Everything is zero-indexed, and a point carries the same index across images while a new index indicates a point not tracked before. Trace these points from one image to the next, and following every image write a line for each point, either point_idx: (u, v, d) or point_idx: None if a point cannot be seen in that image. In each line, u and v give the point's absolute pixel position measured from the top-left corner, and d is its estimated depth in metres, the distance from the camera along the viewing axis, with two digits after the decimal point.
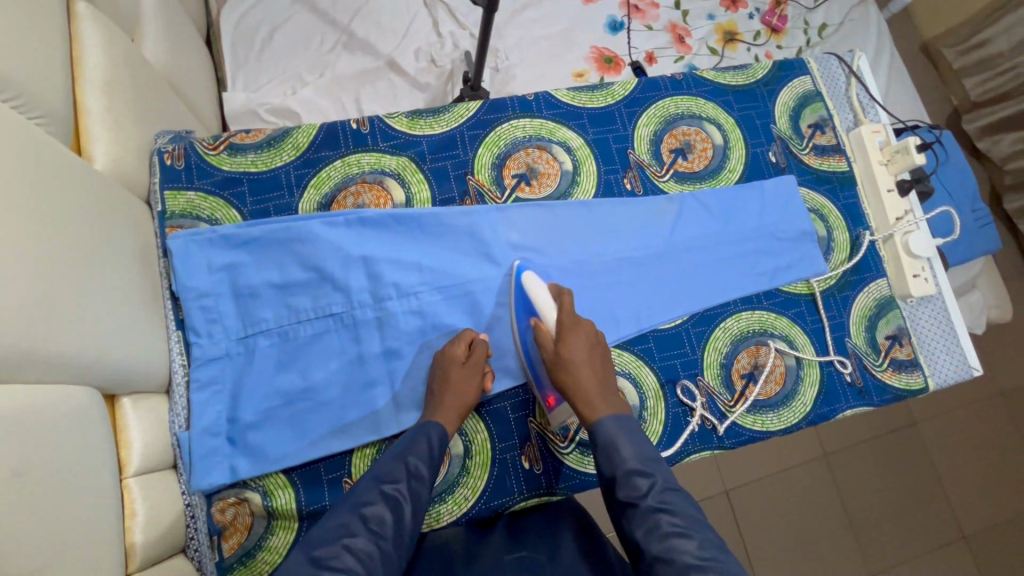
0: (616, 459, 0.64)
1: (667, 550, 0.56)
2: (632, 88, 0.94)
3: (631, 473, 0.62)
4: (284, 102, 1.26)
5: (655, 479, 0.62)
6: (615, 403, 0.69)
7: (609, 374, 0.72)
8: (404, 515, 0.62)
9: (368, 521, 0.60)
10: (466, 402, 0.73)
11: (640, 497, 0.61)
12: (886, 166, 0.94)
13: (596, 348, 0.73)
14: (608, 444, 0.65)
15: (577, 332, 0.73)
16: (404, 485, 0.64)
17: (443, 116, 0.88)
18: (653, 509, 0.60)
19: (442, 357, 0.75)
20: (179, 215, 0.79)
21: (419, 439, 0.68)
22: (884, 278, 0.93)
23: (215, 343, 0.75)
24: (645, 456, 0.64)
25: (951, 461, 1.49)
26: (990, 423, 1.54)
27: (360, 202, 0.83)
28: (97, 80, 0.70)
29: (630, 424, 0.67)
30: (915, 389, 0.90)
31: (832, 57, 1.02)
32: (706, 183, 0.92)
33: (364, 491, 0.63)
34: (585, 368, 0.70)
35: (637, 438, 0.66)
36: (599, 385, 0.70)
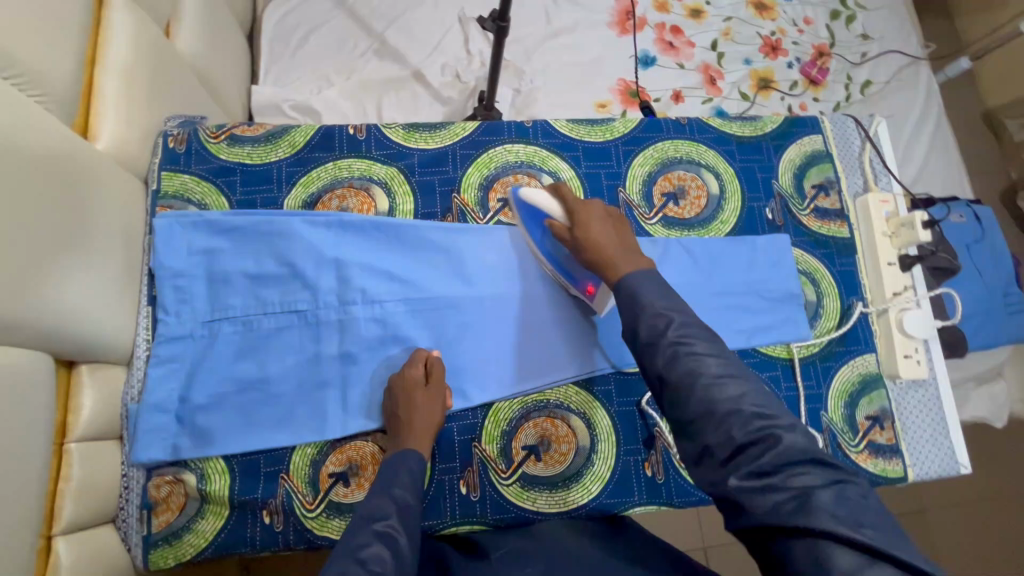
0: (640, 307, 0.63)
1: (688, 371, 0.57)
2: (632, 127, 0.93)
3: (654, 314, 0.62)
4: (308, 99, 1.31)
5: (675, 317, 0.61)
6: (642, 262, 0.70)
7: (627, 238, 0.74)
8: (400, 547, 0.59)
9: (368, 562, 0.55)
10: (430, 428, 0.73)
11: (661, 335, 0.60)
12: (890, 238, 0.91)
13: (609, 221, 0.76)
14: (636, 292, 0.65)
15: (588, 210, 0.75)
16: (395, 519, 0.61)
17: (438, 132, 0.89)
18: (674, 343, 0.59)
19: (399, 384, 0.75)
20: (172, 195, 0.83)
21: (399, 475, 0.67)
22: (873, 354, 0.88)
23: (181, 323, 0.77)
24: (667, 297, 0.64)
25: (955, 555, 1.44)
26: (999, 526, 1.49)
27: (344, 205, 0.85)
28: (114, 65, 0.75)
29: (657, 275, 0.67)
30: (892, 477, 0.84)
31: (849, 119, 0.98)
32: (695, 232, 0.90)
33: (354, 535, 0.58)
34: (604, 238, 0.72)
35: (663, 286, 0.66)
36: (622, 249, 0.72)
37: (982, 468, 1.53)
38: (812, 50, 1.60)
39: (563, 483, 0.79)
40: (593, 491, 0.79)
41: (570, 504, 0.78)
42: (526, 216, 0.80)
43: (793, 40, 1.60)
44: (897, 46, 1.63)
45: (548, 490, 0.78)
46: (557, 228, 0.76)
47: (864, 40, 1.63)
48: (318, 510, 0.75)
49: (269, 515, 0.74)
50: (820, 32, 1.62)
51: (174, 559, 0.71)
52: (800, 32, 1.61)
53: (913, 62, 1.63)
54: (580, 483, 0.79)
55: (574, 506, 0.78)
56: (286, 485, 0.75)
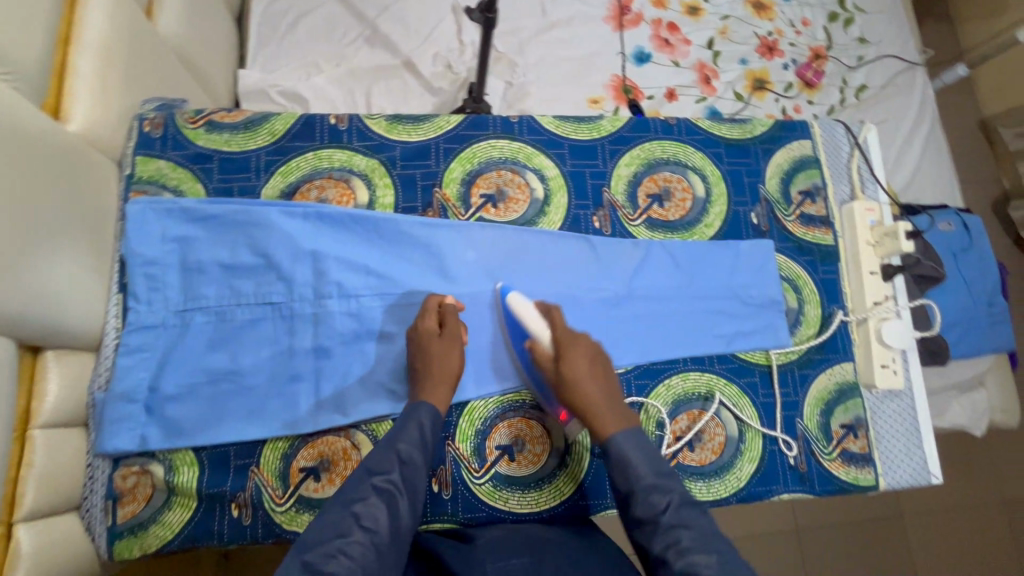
0: (634, 476, 0.65)
1: (687, 565, 0.58)
2: (620, 126, 0.92)
3: (648, 490, 0.64)
4: (295, 86, 1.28)
5: (671, 497, 0.63)
6: (627, 420, 0.70)
7: (612, 384, 0.73)
8: (399, 505, 0.61)
9: (362, 518, 0.58)
10: (451, 373, 0.74)
11: (658, 514, 0.62)
12: (874, 247, 0.90)
13: (595, 360, 0.74)
14: (620, 461, 0.66)
15: (575, 346, 0.73)
16: (397, 475, 0.63)
17: (422, 125, 0.88)
18: (672, 526, 0.61)
19: (415, 334, 0.75)
20: (146, 181, 0.81)
21: (408, 426, 0.67)
22: (851, 363, 0.88)
23: (152, 311, 0.76)
24: (659, 471, 0.66)
25: (930, 558, 1.48)
26: (975, 532, 1.52)
27: (323, 196, 0.84)
28: (89, 44, 0.73)
29: (644, 442, 0.67)
30: (863, 486, 0.84)
31: (839, 125, 0.98)
32: (678, 234, 0.89)
33: (354, 487, 0.62)
34: (590, 385, 0.71)
35: (651, 455, 0.67)
36: (606, 397, 0.71)
37: (959, 475, 1.55)
38: (808, 52, 1.58)
39: (536, 483, 0.79)
40: (567, 492, 0.79)
41: (542, 504, 0.78)
42: (511, 325, 0.80)
43: (790, 41, 1.58)
44: (894, 51, 1.63)
45: (520, 490, 0.78)
46: (542, 355, 0.74)
47: (861, 43, 1.62)
48: (287, 504, 0.74)
49: (237, 508, 0.73)
50: (818, 34, 1.61)
51: (140, 550, 0.71)
52: (797, 33, 1.60)
53: (909, 67, 1.62)
54: (552, 484, 0.79)
55: (546, 507, 0.78)
56: (256, 478, 0.74)
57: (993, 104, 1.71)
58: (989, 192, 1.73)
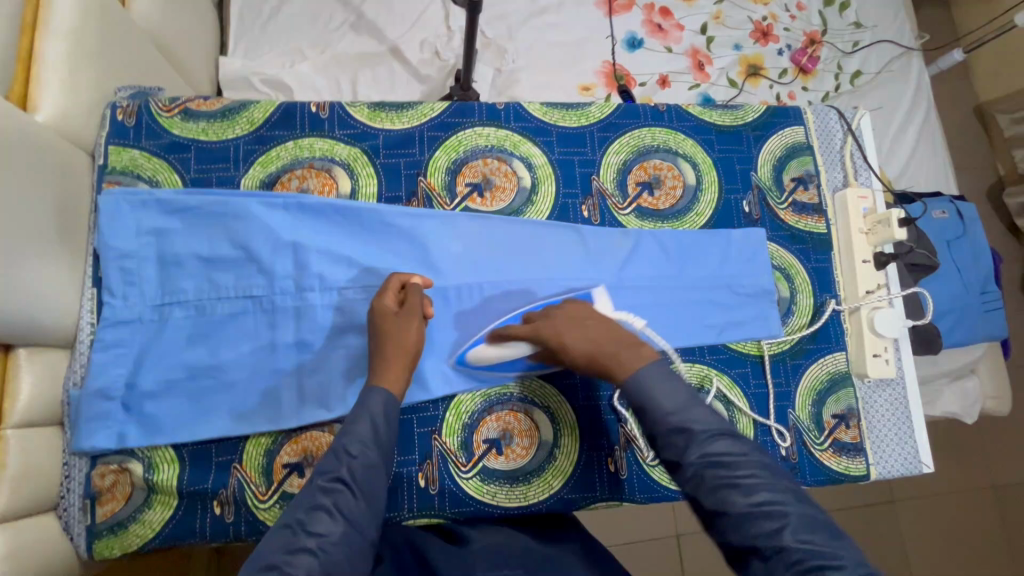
0: (654, 414, 0.58)
1: (718, 503, 0.53)
2: (609, 112, 0.90)
3: (670, 432, 0.57)
4: (279, 74, 1.25)
5: (694, 432, 0.56)
6: (639, 353, 0.62)
7: (608, 328, 0.66)
8: (352, 501, 0.56)
9: (309, 524, 0.53)
10: (407, 346, 0.69)
11: (683, 456, 0.56)
12: (867, 235, 0.89)
13: (575, 318, 0.68)
14: (640, 405, 0.60)
15: (546, 327, 0.68)
16: (347, 471, 0.58)
17: (406, 112, 0.85)
18: (700, 466, 0.55)
19: (375, 315, 0.71)
20: (120, 171, 0.78)
21: (356, 421, 0.62)
22: (843, 353, 0.87)
23: (129, 307, 0.74)
24: (678, 406, 0.58)
25: (923, 543, 1.49)
26: (967, 515, 1.53)
27: (304, 186, 0.81)
28: (57, 29, 0.70)
29: (658, 374, 0.60)
30: (854, 476, 0.84)
31: (833, 111, 0.96)
32: (669, 223, 0.87)
33: (303, 492, 0.56)
34: (581, 346, 0.65)
35: (671, 385, 0.60)
36: (606, 341, 0.64)
37: (952, 461, 1.55)
38: (803, 37, 1.56)
39: (524, 477, 0.78)
40: (555, 486, 0.78)
41: (530, 498, 0.77)
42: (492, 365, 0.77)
43: (785, 26, 1.56)
44: (890, 36, 1.60)
45: (508, 485, 0.77)
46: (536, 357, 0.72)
47: (857, 28, 1.59)
48: (271, 501, 0.73)
49: (220, 506, 0.72)
50: (813, 18, 1.58)
51: (120, 549, 0.70)
52: (792, 18, 1.57)
53: (905, 52, 1.60)
54: (541, 478, 0.78)
55: (534, 501, 0.77)
56: (238, 475, 0.73)
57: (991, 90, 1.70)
58: (984, 179, 1.72)
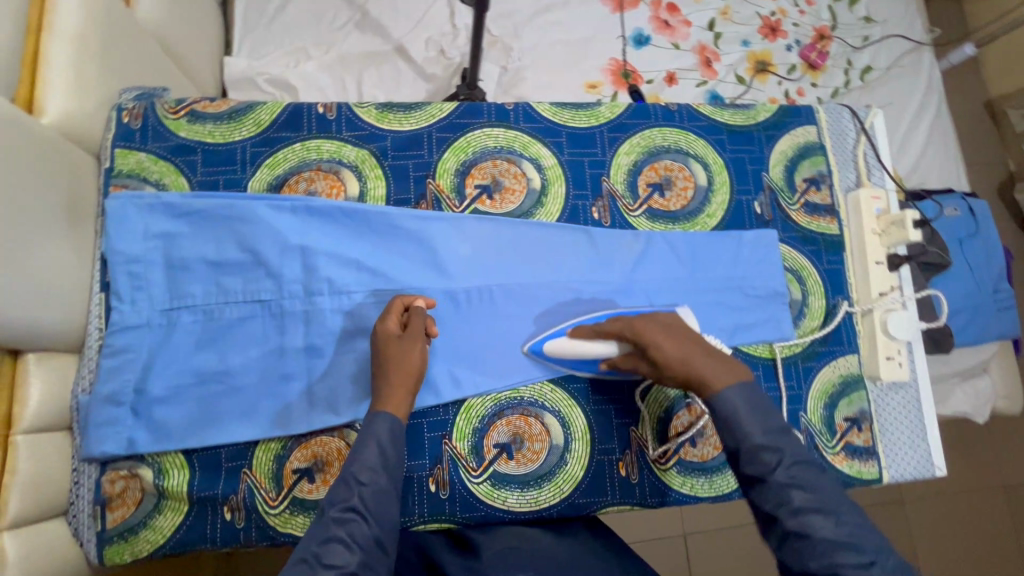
0: (746, 430, 0.58)
1: (801, 524, 0.53)
2: (619, 112, 0.89)
3: (759, 449, 0.57)
4: (283, 73, 1.24)
5: (783, 456, 0.57)
6: (733, 372, 0.62)
7: (703, 343, 0.65)
8: (365, 528, 0.56)
9: (325, 556, 0.53)
10: (412, 370, 0.69)
11: (769, 473, 0.56)
12: (880, 236, 0.88)
13: (670, 328, 0.67)
14: (731, 420, 0.59)
15: (647, 329, 0.67)
16: (359, 500, 0.58)
17: (414, 113, 0.84)
18: (785, 485, 0.55)
19: (377, 339, 0.71)
20: (126, 174, 0.77)
21: (361, 450, 0.62)
22: (855, 355, 0.87)
23: (136, 312, 0.73)
24: (770, 428, 0.59)
25: (931, 541, 1.48)
26: (975, 513, 1.53)
27: (312, 188, 0.81)
28: (63, 32, 0.69)
29: (756, 396, 0.61)
30: (866, 479, 0.83)
31: (846, 110, 0.94)
32: (680, 225, 0.87)
33: (316, 523, 0.57)
34: (676, 353, 0.64)
35: (759, 408, 0.60)
36: (703, 354, 0.64)
37: (960, 460, 1.55)
38: (812, 33, 1.54)
39: (535, 481, 0.77)
40: (566, 490, 0.78)
41: (541, 502, 0.77)
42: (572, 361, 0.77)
43: (794, 21, 1.54)
44: (900, 31, 1.58)
45: (519, 489, 0.77)
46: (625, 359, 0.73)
47: (866, 23, 1.58)
48: (281, 507, 0.72)
49: (230, 511, 0.72)
50: (822, 14, 1.56)
51: (130, 555, 0.69)
52: (801, 13, 1.55)
53: (915, 48, 1.58)
54: (552, 482, 0.78)
55: (546, 505, 0.77)
56: (248, 481, 0.73)
57: (1000, 86, 1.69)
58: (995, 175, 1.71)
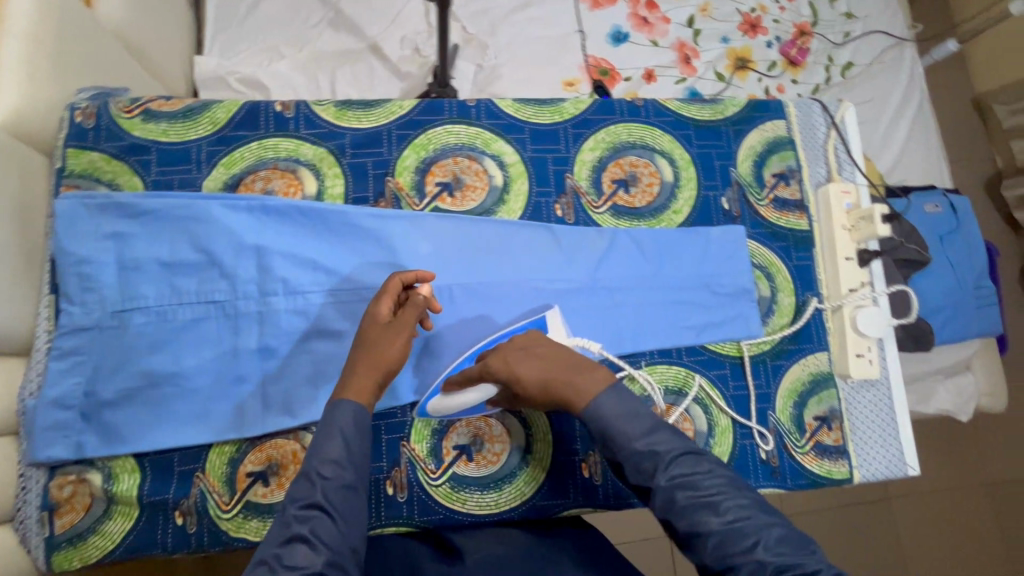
0: (621, 442, 0.59)
1: (692, 525, 0.54)
2: (583, 108, 0.87)
3: (638, 456, 0.58)
4: (255, 72, 1.23)
5: (661, 457, 0.57)
6: (594, 378, 0.62)
7: (562, 360, 0.64)
8: (328, 526, 0.54)
9: (285, 558, 0.51)
10: (388, 355, 0.64)
11: (650, 480, 0.57)
12: (850, 232, 0.86)
13: (523, 355, 0.65)
14: (605, 434, 0.60)
15: (496, 364, 0.65)
16: (322, 496, 0.55)
17: (374, 110, 0.83)
18: (668, 488, 0.56)
19: (365, 319, 0.67)
20: (78, 174, 0.76)
21: (326, 441, 0.58)
22: (825, 353, 0.85)
23: (87, 313, 0.72)
24: (643, 428, 0.59)
25: (920, 541, 1.47)
26: (965, 511, 1.51)
27: (269, 188, 0.79)
28: (12, 30, 0.69)
29: (621, 399, 0.61)
30: (836, 479, 0.82)
31: (816, 104, 0.93)
32: (645, 222, 0.85)
33: (278, 522, 0.54)
34: (537, 381, 0.63)
35: (630, 410, 0.60)
36: (556, 368, 0.63)
37: (949, 459, 1.53)
38: (793, 29, 1.53)
39: (495, 484, 0.76)
40: (527, 492, 0.76)
41: (501, 505, 0.75)
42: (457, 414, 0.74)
43: (774, 18, 1.53)
44: (881, 26, 1.57)
45: (478, 491, 0.75)
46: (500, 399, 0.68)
47: (848, 19, 1.56)
48: (234, 511, 0.71)
49: (181, 516, 0.70)
50: (803, 10, 1.55)
51: (79, 561, 0.68)
52: (781, 10, 1.54)
53: (897, 43, 1.57)
54: (512, 484, 0.76)
55: (506, 508, 0.76)
56: (201, 485, 0.71)
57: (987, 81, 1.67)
58: (981, 172, 1.69)
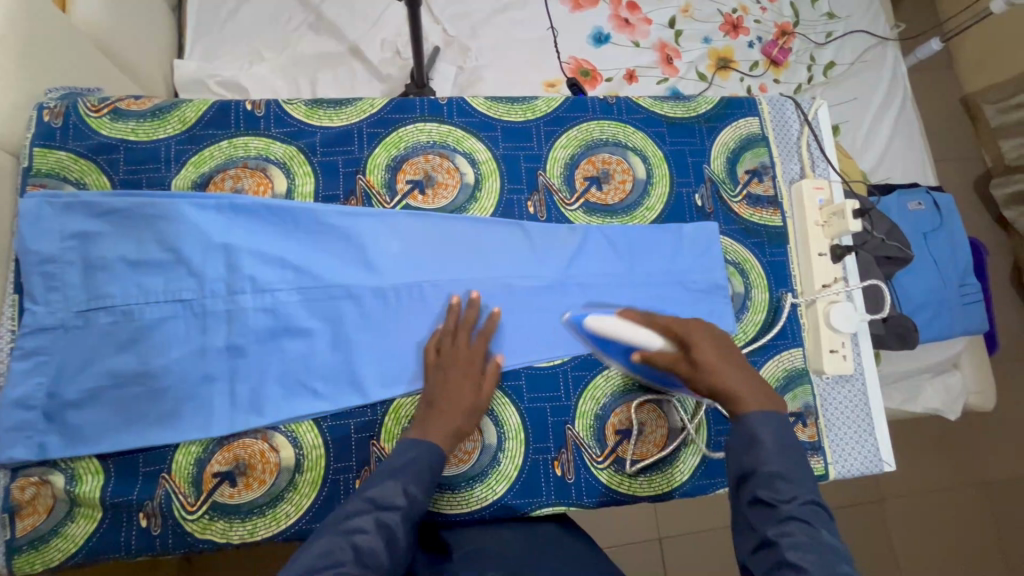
0: (763, 455, 0.58)
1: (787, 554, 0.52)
2: (555, 106, 0.87)
3: (774, 476, 0.57)
4: (235, 75, 1.23)
5: (801, 492, 0.55)
6: (766, 400, 0.61)
7: (749, 368, 0.64)
8: (397, 540, 0.61)
9: (360, 552, 0.57)
10: (464, 405, 0.72)
11: (781, 500, 0.55)
12: (823, 227, 0.86)
13: (721, 345, 0.65)
14: (749, 443, 0.59)
15: (699, 330, 0.65)
16: (401, 512, 0.62)
17: (344, 109, 0.83)
18: (792, 517, 0.54)
19: (444, 364, 0.74)
20: (45, 173, 0.76)
21: (414, 464, 0.66)
22: (800, 349, 0.85)
23: (51, 313, 0.71)
24: (797, 466, 0.57)
25: (913, 541, 1.46)
26: (958, 511, 1.50)
27: (238, 186, 0.79)
28: None
29: (786, 434, 0.59)
30: (812, 476, 0.81)
31: (789, 101, 0.93)
32: (618, 218, 0.85)
33: (355, 511, 0.61)
34: (723, 363, 0.63)
35: (786, 445, 0.59)
36: (751, 379, 0.63)
37: (939, 459, 1.52)
38: (775, 29, 1.53)
39: (467, 483, 0.75)
40: (499, 491, 0.75)
41: (473, 504, 0.75)
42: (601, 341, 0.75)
43: (755, 18, 1.53)
44: (863, 26, 1.58)
45: (449, 490, 0.75)
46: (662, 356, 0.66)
47: (829, 19, 1.57)
48: (200, 512, 0.70)
49: (146, 517, 0.70)
50: (784, 10, 1.56)
51: (41, 564, 0.68)
52: (762, 10, 1.54)
53: (879, 43, 1.58)
54: (484, 484, 0.75)
55: (477, 507, 0.75)
56: (166, 486, 0.71)
57: (977, 80, 1.68)
58: (968, 170, 1.69)
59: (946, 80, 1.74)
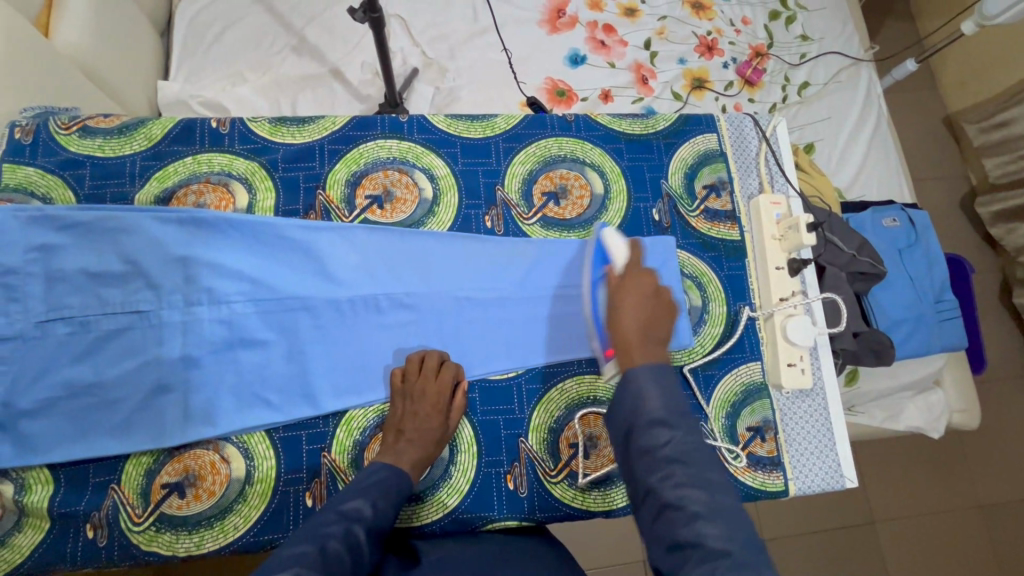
0: (643, 403, 0.59)
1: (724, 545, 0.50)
2: (514, 123, 0.89)
3: (652, 423, 0.57)
4: (217, 96, 1.26)
5: (675, 433, 0.56)
6: (655, 352, 0.63)
7: (664, 323, 0.66)
8: (362, 548, 0.61)
9: (328, 555, 0.57)
10: (432, 436, 0.72)
11: (657, 445, 0.56)
12: (780, 241, 0.87)
13: (655, 296, 0.68)
14: (635, 393, 0.59)
15: (638, 274, 0.69)
16: (365, 522, 0.62)
17: (307, 127, 0.86)
18: (668, 461, 0.54)
19: (407, 389, 0.74)
20: (12, 188, 0.78)
21: (381, 483, 0.67)
22: (758, 363, 0.85)
23: (9, 324, 0.72)
24: (675, 408, 0.58)
25: (906, 567, 1.41)
26: (951, 535, 1.46)
27: (200, 202, 0.81)
28: None
29: (666, 380, 0.60)
30: (771, 491, 0.80)
31: (747, 119, 0.95)
32: (574, 233, 0.86)
33: (325, 520, 0.61)
34: (634, 302, 0.67)
35: (667, 392, 0.59)
36: (643, 331, 0.64)
37: (931, 480, 1.49)
38: (749, 51, 1.56)
39: (417, 497, 0.75)
40: (451, 504, 0.75)
41: (423, 518, 0.74)
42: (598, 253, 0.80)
43: (730, 40, 1.57)
44: (837, 47, 1.61)
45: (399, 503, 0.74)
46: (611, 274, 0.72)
47: (803, 41, 1.60)
48: (146, 524, 0.71)
49: (93, 529, 0.70)
50: (759, 32, 1.59)
51: None
52: (736, 32, 1.58)
53: (854, 63, 1.60)
54: (434, 497, 0.75)
55: (428, 521, 0.74)
56: (116, 496, 0.71)
57: (960, 99, 1.69)
58: (952, 187, 1.70)
59: (930, 100, 1.76)
